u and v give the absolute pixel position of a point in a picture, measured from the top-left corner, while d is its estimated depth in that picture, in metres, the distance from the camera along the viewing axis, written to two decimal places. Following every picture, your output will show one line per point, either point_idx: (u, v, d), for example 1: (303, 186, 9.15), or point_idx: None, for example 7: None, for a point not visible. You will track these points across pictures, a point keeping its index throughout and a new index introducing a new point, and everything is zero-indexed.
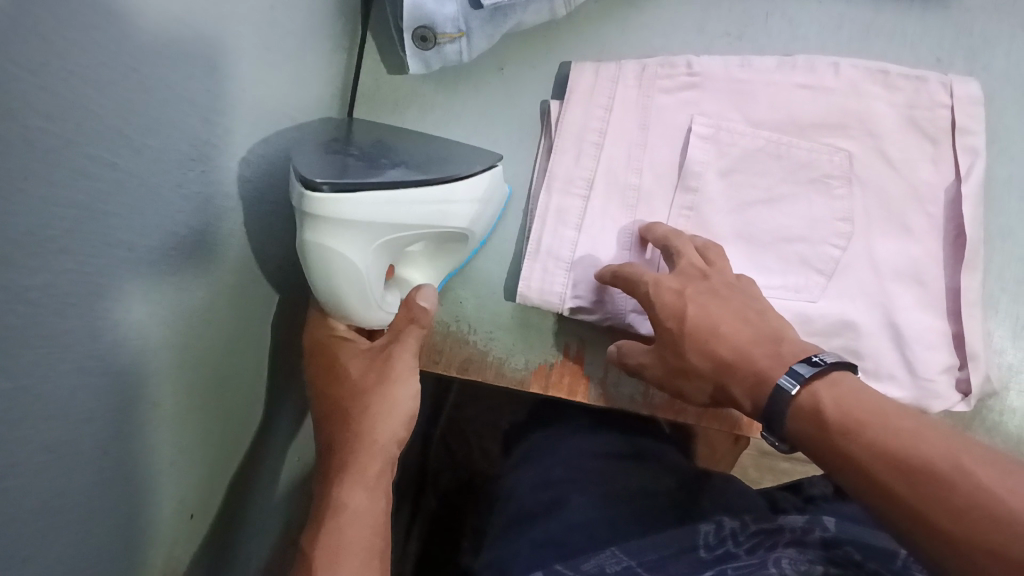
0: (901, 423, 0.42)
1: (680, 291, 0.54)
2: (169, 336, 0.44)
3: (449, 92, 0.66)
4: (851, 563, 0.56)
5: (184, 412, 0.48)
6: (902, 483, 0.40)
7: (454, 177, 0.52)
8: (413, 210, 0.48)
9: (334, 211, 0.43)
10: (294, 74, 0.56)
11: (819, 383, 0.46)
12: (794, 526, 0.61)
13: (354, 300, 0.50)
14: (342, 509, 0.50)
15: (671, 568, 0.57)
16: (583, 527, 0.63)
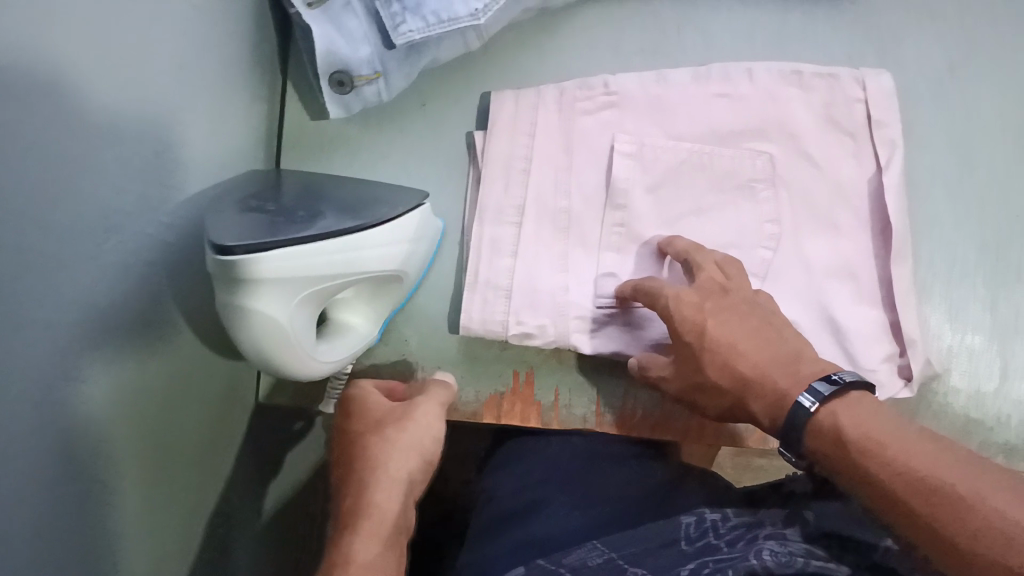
0: (914, 444, 0.43)
1: (699, 303, 0.53)
2: (115, 407, 0.46)
3: (374, 133, 0.66)
4: (839, 557, 0.50)
5: (150, 474, 0.51)
6: (915, 501, 0.41)
7: (372, 221, 0.51)
8: (334, 261, 0.48)
9: (249, 274, 0.44)
10: (214, 131, 0.56)
11: (837, 403, 0.47)
12: (777, 521, 0.55)
13: (284, 359, 0.49)
14: (351, 561, 0.49)
15: (650, 563, 0.52)
16: (570, 537, 0.57)
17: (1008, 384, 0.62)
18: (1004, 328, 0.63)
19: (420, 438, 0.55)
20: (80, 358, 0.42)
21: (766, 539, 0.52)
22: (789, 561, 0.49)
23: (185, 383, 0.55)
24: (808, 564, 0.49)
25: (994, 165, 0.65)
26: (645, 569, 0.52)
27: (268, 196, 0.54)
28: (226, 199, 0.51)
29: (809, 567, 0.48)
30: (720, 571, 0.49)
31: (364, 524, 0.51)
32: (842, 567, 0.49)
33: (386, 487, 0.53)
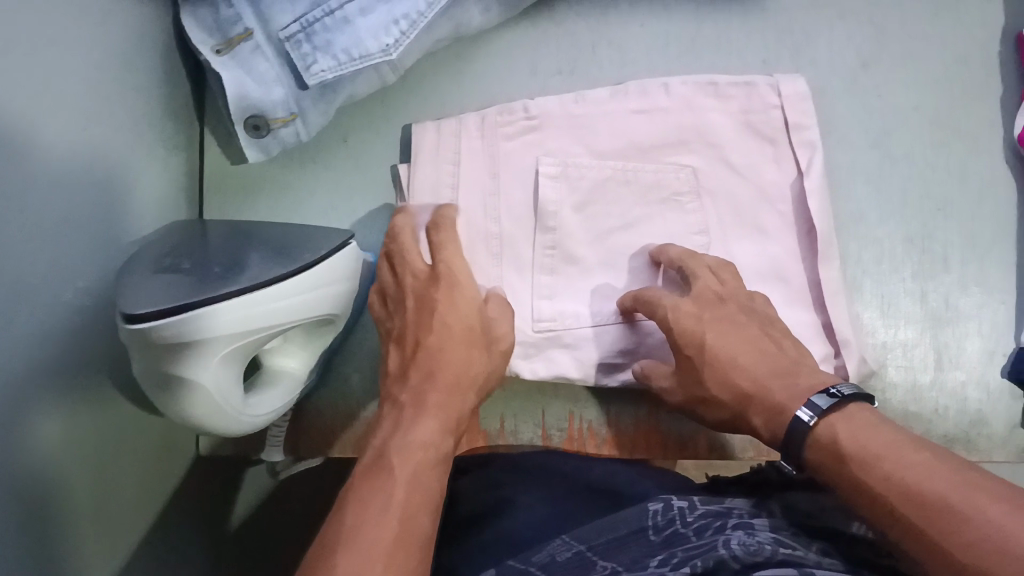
0: (912, 458, 0.41)
1: (698, 314, 0.54)
2: (72, 465, 0.48)
3: (297, 171, 0.65)
4: (805, 544, 0.47)
5: (107, 516, 0.52)
6: (917, 518, 0.39)
7: (296, 267, 0.50)
8: (254, 315, 0.47)
9: (157, 339, 0.44)
10: (128, 187, 0.55)
11: (836, 417, 0.45)
12: (740, 509, 0.51)
13: (211, 417, 0.49)
14: (414, 435, 0.47)
15: (620, 555, 0.48)
16: (535, 532, 0.52)
17: (943, 373, 0.63)
18: (934, 318, 0.64)
19: (471, 339, 0.52)
20: (27, 415, 0.44)
21: (733, 529, 0.48)
22: (757, 550, 0.45)
23: (142, 435, 0.57)
24: (775, 551, 0.45)
25: (913, 158, 0.65)
26: (615, 562, 0.47)
27: (189, 247, 0.53)
28: (146, 255, 0.50)
29: (779, 556, 0.44)
30: (686, 563, 0.45)
31: (411, 449, 0.46)
32: (811, 553, 0.46)
33: (432, 426, 0.48)
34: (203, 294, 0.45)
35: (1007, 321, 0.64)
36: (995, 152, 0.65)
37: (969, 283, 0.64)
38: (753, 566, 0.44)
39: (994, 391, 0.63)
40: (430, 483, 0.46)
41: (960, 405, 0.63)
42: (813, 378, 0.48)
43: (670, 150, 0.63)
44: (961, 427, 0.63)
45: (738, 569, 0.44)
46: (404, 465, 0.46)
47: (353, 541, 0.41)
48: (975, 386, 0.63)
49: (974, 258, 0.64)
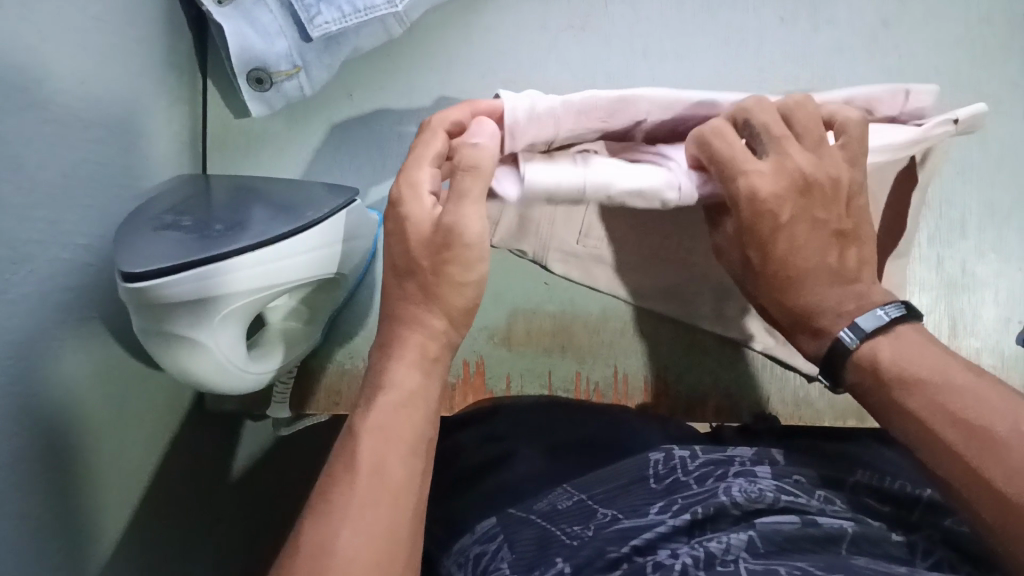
0: (953, 378, 0.41)
1: (774, 216, 0.45)
2: (94, 408, 0.50)
3: (301, 126, 0.64)
4: (809, 490, 0.47)
5: (122, 437, 0.54)
6: (957, 436, 0.39)
7: (297, 226, 0.49)
8: (255, 275, 0.47)
9: (158, 295, 0.43)
10: (129, 140, 0.53)
11: (881, 338, 0.44)
12: (745, 458, 0.50)
13: (206, 373, 0.48)
14: (390, 389, 0.43)
15: (621, 502, 0.48)
16: (535, 478, 0.53)
17: (957, 340, 0.62)
18: (950, 285, 0.63)
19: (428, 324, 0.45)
20: (46, 352, 0.45)
21: (736, 475, 0.48)
22: (760, 497, 0.45)
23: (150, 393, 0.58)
24: (774, 497, 0.45)
25: None
26: (615, 509, 0.47)
27: (193, 203, 0.52)
28: (150, 212, 0.49)
29: (780, 503, 0.45)
30: (688, 509, 0.46)
31: (378, 434, 0.42)
32: (813, 501, 0.46)
33: (399, 405, 0.43)
34: (205, 253, 0.44)
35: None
36: (1020, 117, 0.63)
37: (987, 250, 0.63)
38: (753, 513, 0.45)
39: (1008, 358, 0.62)
40: (401, 468, 0.41)
41: None
42: (866, 297, 0.46)
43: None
44: None
45: (738, 515, 0.45)
46: (369, 449, 0.41)
47: (319, 550, 0.37)
48: (990, 353, 0.62)
49: (993, 224, 0.63)
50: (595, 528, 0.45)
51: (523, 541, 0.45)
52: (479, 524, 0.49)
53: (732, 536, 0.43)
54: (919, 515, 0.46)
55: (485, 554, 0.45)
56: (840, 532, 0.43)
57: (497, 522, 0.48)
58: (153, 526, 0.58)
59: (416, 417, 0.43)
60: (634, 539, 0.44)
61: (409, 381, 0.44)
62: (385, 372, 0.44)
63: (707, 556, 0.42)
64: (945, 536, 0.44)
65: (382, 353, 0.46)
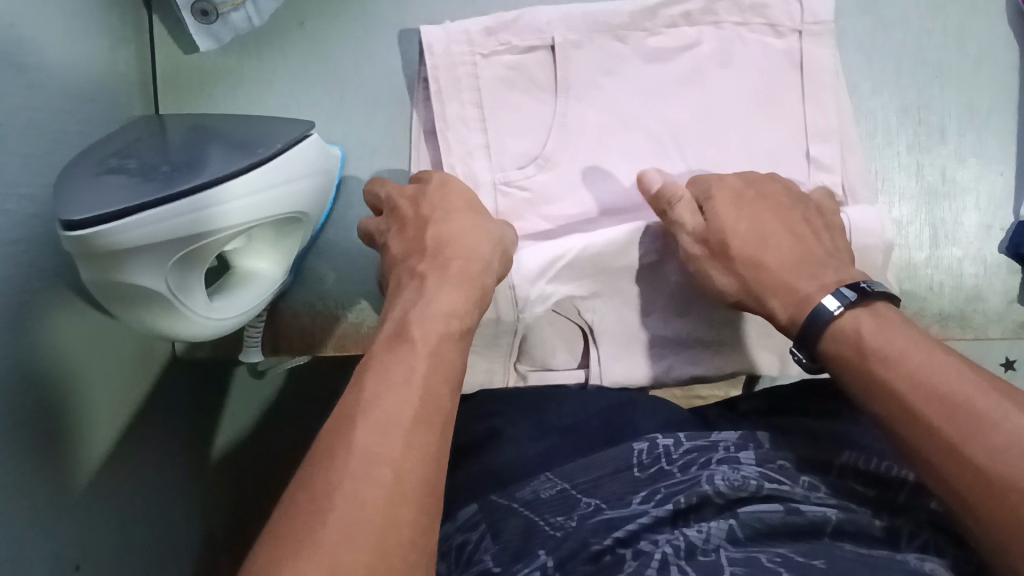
0: (940, 358, 0.41)
1: (739, 192, 0.53)
2: (62, 369, 0.50)
3: (253, 59, 0.61)
4: (794, 477, 0.49)
5: (98, 424, 0.54)
6: (938, 418, 0.39)
7: (246, 164, 0.47)
8: (207, 224, 0.45)
9: (108, 246, 0.41)
10: (71, 84, 0.51)
11: (863, 311, 0.44)
12: (728, 442, 0.52)
13: (167, 310, 0.46)
14: (435, 314, 0.45)
15: (605, 490, 0.50)
16: (524, 466, 0.53)
17: (939, 251, 0.61)
18: (930, 194, 0.61)
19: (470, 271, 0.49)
20: (9, 347, 0.45)
21: (719, 463, 0.50)
22: (743, 485, 0.47)
23: (120, 349, 0.57)
24: (757, 485, 0.47)
25: (908, 25, 0.61)
26: (600, 498, 0.49)
27: (138, 147, 0.49)
28: (93, 158, 0.46)
29: (764, 490, 0.47)
30: (671, 499, 0.47)
31: (428, 358, 0.42)
32: (796, 491, 0.47)
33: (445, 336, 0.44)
34: (153, 197, 0.42)
35: (1005, 194, 0.61)
36: (995, 15, 0.61)
37: (967, 155, 0.61)
38: (736, 501, 0.47)
39: (990, 265, 0.61)
40: (448, 398, 0.42)
41: (956, 282, 0.61)
42: (841, 272, 0.48)
43: (689, 84, 0.60)
44: (956, 304, 0.61)
45: (721, 504, 0.47)
46: (424, 374, 0.41)
47: (362, 450, 0.37)
48: (972, 262, 0.61)
49: (973, 128, 0.61)
50: (579, 518, 0.47)
51: (508, 531, 0.47)
52: (461, 512, 0.51)
53: (712, 525, 0.45)
54: (908, 497, 0.47)
55: (468, 543, 0.48)
56: (822, 521, 0.45)
57: (479, 509, 0.50)
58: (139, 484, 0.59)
59: (456, 349, 0.44)
60: (618, 530, 0.45)
61: (454, 311, 0.46)
62: (431, 302, 0.46)
63: (688, 545, 0.43)
64: (932, 516, 0.45)
65: (412, 291, 0.48)
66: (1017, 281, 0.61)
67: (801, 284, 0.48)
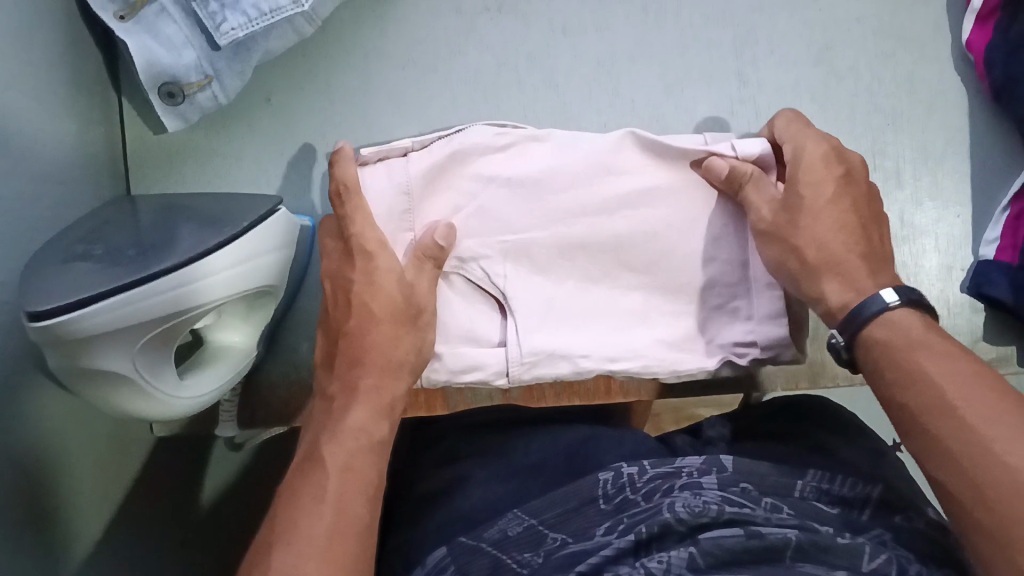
0: (982, 370, 0.44)
1: (829, 168, 0.52)
2: (46, 453, 0.51)
3: (220, 135, 0.62)
4: (756, 499, 0.51)
5: (80, 504, 0.55)
6: (972, 413, 0.42)
7: (209, 246, 0.47)
8: (173, 302, 0.45)
9: (74, 333, 0.42)
10: (38, 173, 0.51)
11: (914, 317, 0.47)
12: (693, 468, 0.54)
13: (141, 394, 0.47)
14: (346, 429, 0.48)
15: (572, 525, 0.52)
16: (491, 507, 0.56)
17: None
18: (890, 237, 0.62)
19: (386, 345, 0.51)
20: None
21: (681, 489, 0.51)
22: (704, 511, 0.48)
23: (99, 430, 0.57)
24: (718, 513, 0.48)
25: (859, 74, 0.63)
26: (566, 533, 0.51)
27: (108, 229, 0.50)
28: (64, 243, 0.47)
29: (725, 515, 0.48)
30: (633, 529, 0.49)
31: (330, 480, 0.46)
32: (758, 512, 0.49)
33: (351, 449, 0.48)
34: (114, 287, 0.43)
35: (963, 235, 0.62)
36: (943, 60, 0.63)
37: (924, 199, 0.62)
38: (697, 527, 0.48)
39: (955, 306, 0.62)
40: (359, 511, 0.46)
41: None
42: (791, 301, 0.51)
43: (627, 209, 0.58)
44: None
45: (683, 531, 0.48)
46: (334, 493, 0.45)
47: None
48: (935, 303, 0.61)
49: (927, 171, 0.62)
50: (545, 553, 0.50)
51: (476, 571, 0.50)
52: (430, 555, 0.53)
53: (672, 553, 0.46)
54: (869, 516, 0.51)
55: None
56: (782, 543, 0.46)
57: (447, 552, 0.52)
58: (121, 561, 0.60)
59: (367, 460, 0.48)
60: (581, 564, 0.48)
61: (364, 425, 0.49)
62: (342, 422, 0.48)
63: None
64: (893, 533, 0.49)
65: (335, 394, 0.50)
66: (981, 320, 0.62)
67: (861, 280, 0.50)
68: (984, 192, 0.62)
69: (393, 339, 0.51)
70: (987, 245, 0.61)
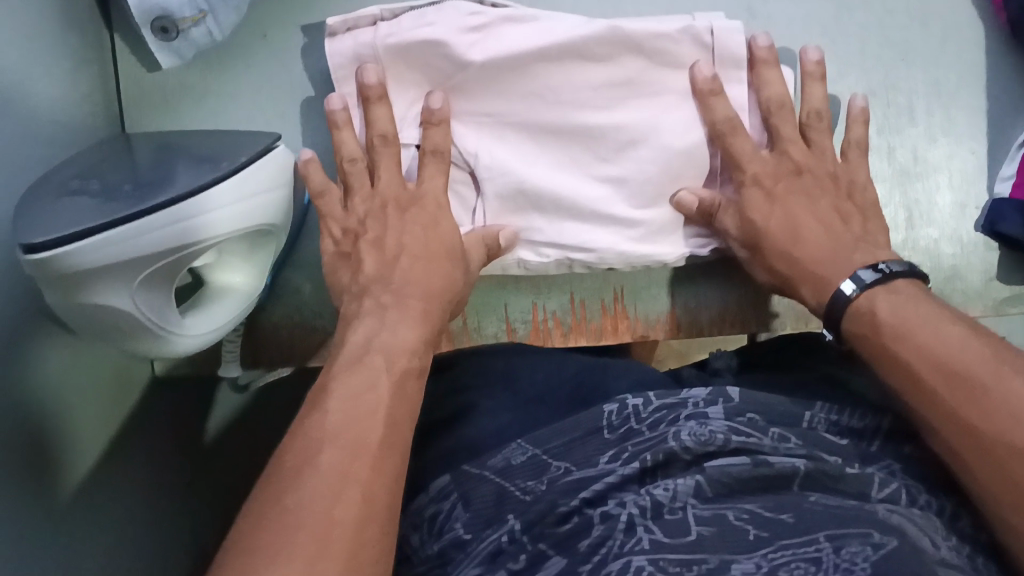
0: (952, 333, 0.48)
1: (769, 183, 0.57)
2: (35, 405, 0.50)
3: (216, 74, 0.60)
4: (763, 428, 0.50)
5: (74, 458, 0.54)
6: (946, 391, 0.46)
7: (206, 183, 0.46)
8: (171, 237, 0.44)
9: (70, 269, 0.41)
10: (32, 111, 0.50)
11: (879, 290, 0.51)
12: (699, 398, 0.52)
13: (142, 333, 0.46)
14: (391, 344, 0.50)
15: (577, 452, 0.50)
16: (497, 433, 0.54)
17: (915, 231, 0.60)
18: (903, 173, 0.61)
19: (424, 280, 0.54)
20: None
21: (687, 418, 0.50)
22: (711, 440, 0.48)
23: (86, 368, 0.56)
24: (725, 441, 0.48)
25: (872, 7, 0.61)
26: (570, 461, 0.50)
27: (102, 167, 0.49)
28: (57, 180, 0.46)
29: (732, 444, 0.48)
30: (638, 457, 0.49)
31: (370, 382, 0.47)
32: (766, 440, 0.49)
33: (394, 360, 0.49)
34: (111, 219, 0.42)
35: (977, 171, 0.61)
36: None
37: (937, 134, 0.61)
38: (704, 454, 0.48)
39: (968, 244, 0.61)
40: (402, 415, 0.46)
41: (934, 262, 0.61)
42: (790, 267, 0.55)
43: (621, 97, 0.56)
44: (934, 284, 0.61)
45: (689, 459, 0.48)
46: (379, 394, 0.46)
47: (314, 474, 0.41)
48: (948, 241, 0.61)
49: (940, 106, 0.61)
50: (549, 481, 0.48)
51: (479, 498, 0.49)
52: (434, 481, 0.51)
53: (678, 482, 0.47)
54: (879, 446, 0.51)
55: (440, 513, 0.49)
56: (790, 472, 0.47)
57: (452, 480, 0.51)
58: (119, 510, 0.60)
59: (406, 371, 0.49)
60: (585, 490, 0.47)
61: (408, 341, 0.50)
62: (380, 338, 0.50)
63: (654, 504, 0.45)
64: (902, 464, 0.50)
65: (373, 313, 0.52)
66: (994, 258, 0.61)
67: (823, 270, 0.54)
68: (1000, 128, 0.61)
69: (426, 269, 0.54)
70: (1003, 182, 0.59)
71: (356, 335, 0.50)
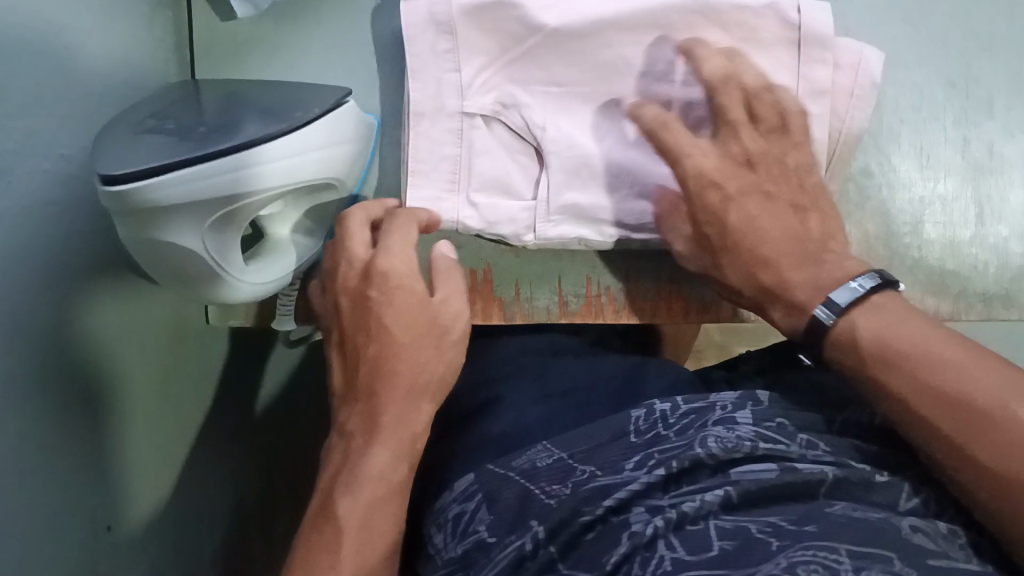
0: (944, 353, 0.42)
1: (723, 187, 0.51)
2: (93, 347, 0.51)
3: (289, 26, 0.61)
4: (791, 434, 0.49)
5: (123, 404, 0.55)
6: (950, 424, 0.41)
7: (275, 130, 0.46)
8: (241, 182, 0.45)
9: (144, 203, 0.41)
10: (109, 48, 0.51)
11: (856, 308, 0.46)
12: (727, 402, 0.52)
13: (206, 275, 0.47)
14: (364, 476, 0.47)
15: (601, 455, 0.50)
16: (522, 429, 0.55)
17: (985, 228, 0.59)
18: (977, 168, 0.59)
19: (403, 371, 0.48)
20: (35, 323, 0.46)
21: (715, 424, 0.50)
22: (737, 446, 0.47)
23: (145, 318, 0.57)
24: (753, 450, 0.47)
25: None
26: (594, 465, 0.49)
27: (179, 108, 0.49)
28: (132, 117, 0.46)
29: (758, 451, 0.47)
30: (662, 462, 0.47)
31: (343, 525, 0.46)
32: (794, 449, 0.47)
33: (367, 487, 0.46)
34: (186, 159, 0.42)
35: None
36: None
37: (1015, 130, 0.59)
38: (728, 462, 0.47)
39: None
40: (382, 534, 0.47)
41: (1002, 260, 0.59)
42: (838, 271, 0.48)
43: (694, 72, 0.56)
44: (1001, 283, 0.59)
45: (714, 466, 0.47)
46: (351, 537, 0.46)
47: None
48: (1018, 240, 0.59)
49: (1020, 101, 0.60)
50: (573, 485, 0.47)
51: (503, 501, 0.48)
52: (459, 480, 0.52)
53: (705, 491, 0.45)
54: None
55: (465, 514, 0.49)
56: (816, 480, 0.45)
57: (475, 479, 0.51)
58: (160, 457, 0.61)
59: (382, 483, 0.47)
60: (609, 497, 0.46)
61: (385, 471, 0.47)
62: (360, 473, 0.47)
63: (676, 515, 0.44)
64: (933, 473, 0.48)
65: (350, 437, 0.48)
66: None
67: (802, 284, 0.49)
68: None
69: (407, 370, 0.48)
70: None
71: (332, 467, 0.48)
